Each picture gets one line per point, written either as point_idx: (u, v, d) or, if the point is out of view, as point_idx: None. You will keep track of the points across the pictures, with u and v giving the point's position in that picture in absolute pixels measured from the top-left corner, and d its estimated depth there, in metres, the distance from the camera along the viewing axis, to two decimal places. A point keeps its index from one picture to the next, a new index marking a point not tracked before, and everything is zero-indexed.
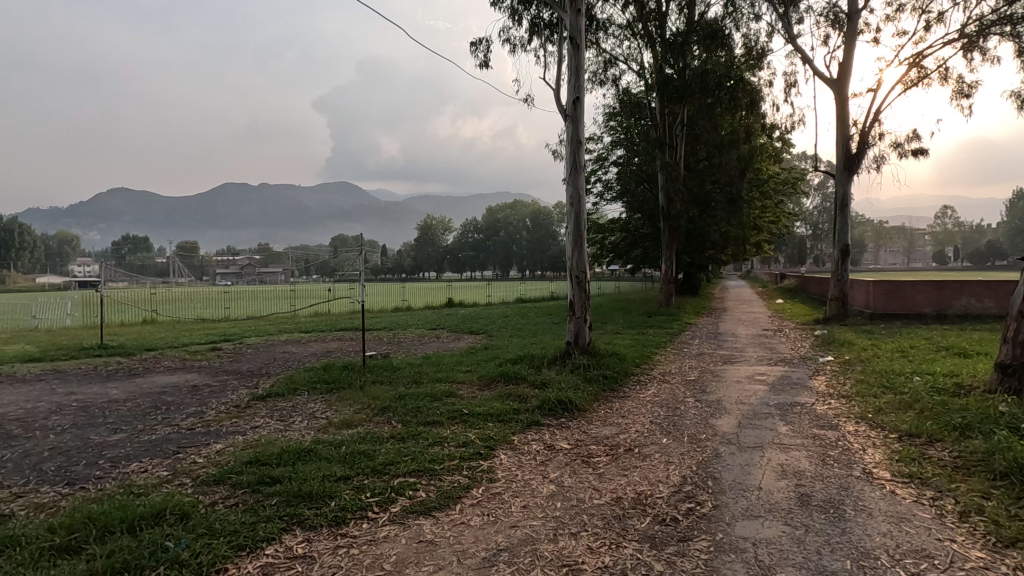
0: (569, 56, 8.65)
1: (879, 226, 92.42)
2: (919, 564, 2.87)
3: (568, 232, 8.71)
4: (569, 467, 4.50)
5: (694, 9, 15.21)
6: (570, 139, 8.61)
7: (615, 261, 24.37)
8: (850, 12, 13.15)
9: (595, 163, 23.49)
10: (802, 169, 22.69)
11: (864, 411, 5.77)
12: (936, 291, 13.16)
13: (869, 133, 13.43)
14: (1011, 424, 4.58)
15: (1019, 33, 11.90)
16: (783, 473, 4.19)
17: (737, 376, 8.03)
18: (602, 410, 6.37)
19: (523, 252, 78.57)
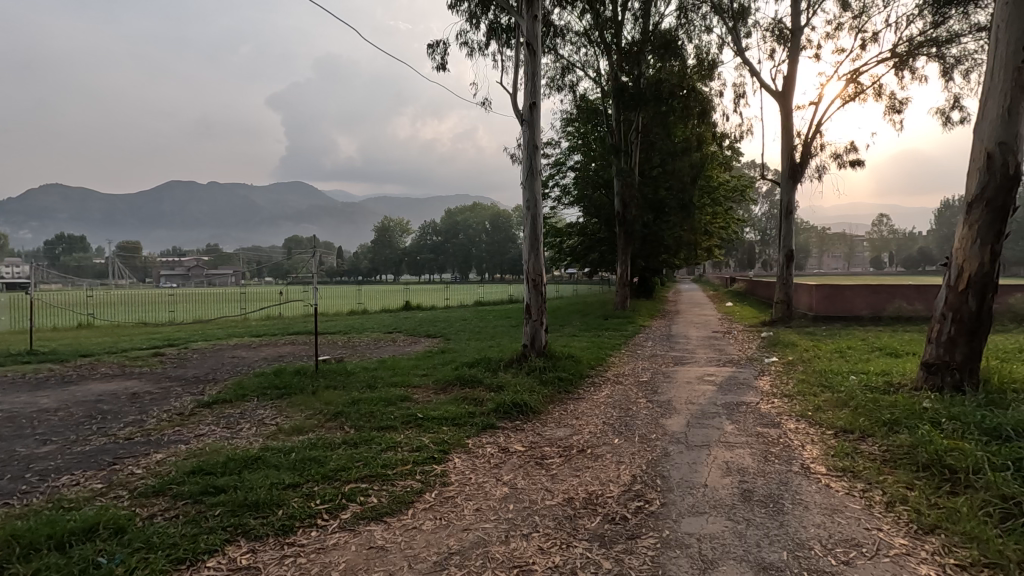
0: (526, 61, 8.74)
1: (822, 233, 97.11)
2: (849, 553, 3.04)
3: (524, 235, 8.77)
4: (522, 470, 4.53)
5: (649, 19, 15.60)
6: (527, 144, 8.69)
7: (573, 264, 24.71)
8: (793, 29, 13.82)
9: (552, 167, 23.79)
10: (749, 177, 23.61)
11: (804, 410, 6.05)
12: (872, 295, 13.95)
13: (812, 144, 14.11)
14: (934, 419, 4.91)
15: (944, 55, 12.80)
16: (727, 471, 4.35)
17: (687, 376, 8.30)
18: (557, 412, 6.46)
19: (483, 256, 78.54)
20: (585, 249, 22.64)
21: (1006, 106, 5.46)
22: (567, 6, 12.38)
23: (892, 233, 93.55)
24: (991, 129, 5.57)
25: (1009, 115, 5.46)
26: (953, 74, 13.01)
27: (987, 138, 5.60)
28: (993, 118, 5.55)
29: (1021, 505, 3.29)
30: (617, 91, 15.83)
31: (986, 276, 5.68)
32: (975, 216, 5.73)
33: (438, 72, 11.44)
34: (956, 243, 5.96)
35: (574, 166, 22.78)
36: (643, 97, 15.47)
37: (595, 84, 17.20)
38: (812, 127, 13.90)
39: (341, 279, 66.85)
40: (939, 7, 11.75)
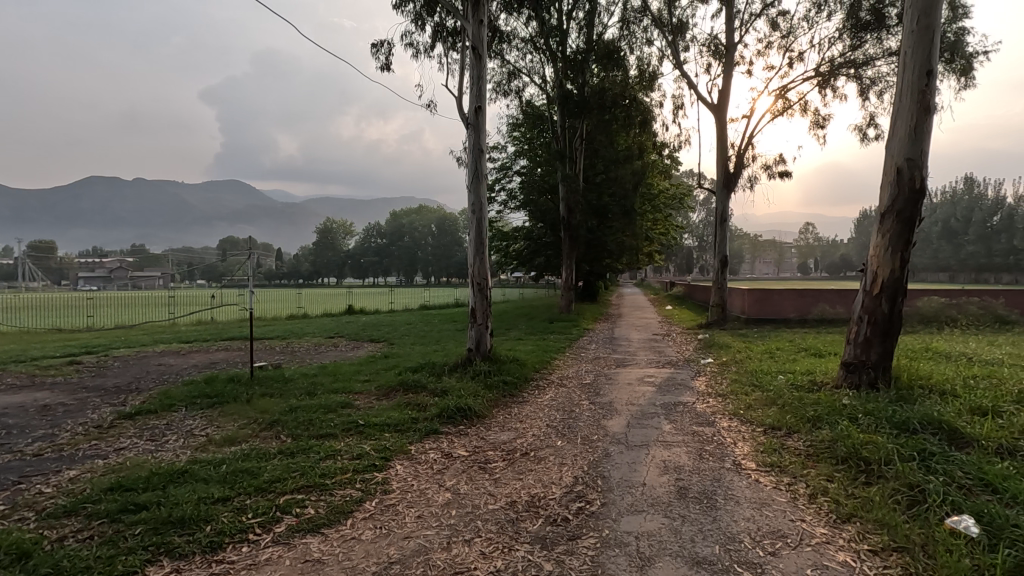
0: (471, 65, 8.74)
1: (754, 239, 102.24)
2: (775, 544, 3.20)
3: (469, 238, 8.74)
4: (465, 475, 4.51)
5: (593, 29, 15.99)
6: (473, 147, 8.68)
7: (519, 268, 24.86)
8: (728, 46, 14.53)
9: (498, 171, 23.90)
10: (688, 185, 24.56)
11: (737, 408, 6.34)
12: (798, 299, 14.79)
13: (744, 155, 14.85)
14: (851, 415, 5.26)
15: (861, 75, 13.79)
16: (665, 469, 4.49)
17: (629, 378, 8.52)
18: (501, 416, 6.47)
19: (429, 259, 77.67)
20: (531, 253, 22.82)
21: (913, 125, 5.95)
22: (513, 12, 12.50)
23: (816, 241, 99.67)
24: (900, 146, 6.04)
25: (916, 133, 5.95)
26: (869, 94, 14.04)
27: (897, 154, 6.08)
28: (902, 136, 6.03)
29: (925, 491, 3.57)
30: (562, 98, 16.10)
31: (896, 282, 6.15)
32: (887, 226, 6.19)
33: (382, 72, 11.26)
34: (870, 251, 6.42)
35: (520, 171, 22.96)
36: (587, 105, 15.81)
37: (540, 90, 17.43)
38: (744, 139, 14.64)
39: (279, 281, 64.33)
40: (856, 31, 12.68)
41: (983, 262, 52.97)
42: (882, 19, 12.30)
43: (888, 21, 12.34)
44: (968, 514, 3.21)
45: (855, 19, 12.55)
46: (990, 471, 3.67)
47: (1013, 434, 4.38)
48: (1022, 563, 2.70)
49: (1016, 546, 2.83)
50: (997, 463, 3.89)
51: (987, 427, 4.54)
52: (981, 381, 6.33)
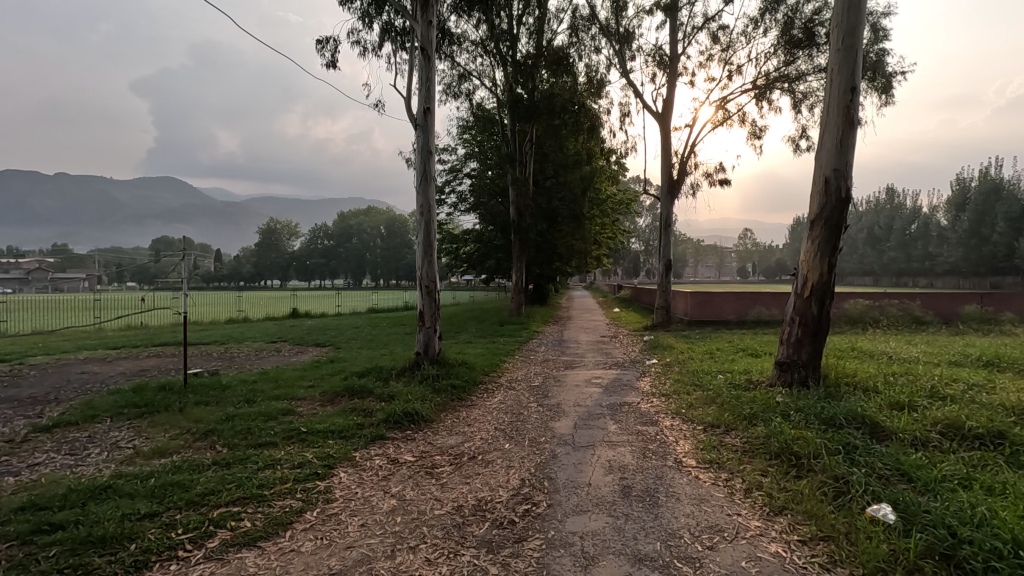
0: (420, 65, 8.64)
1: (697, 244, 106.10)
2: (713, 539, 3.32)
3: (418, 241, 8.62)
4: (411, 480, 4.44)
5: (543, 35, 16.19)
6: (421, 148, 8.58)
7: (469, 271, 24.79)
8: (671, 57, 15.04)
9: (448, 174, 23.77)
10: (634, 191, 25.21)
11: (679, 407, 6.55)
12: (737, 301, 15.45)
13: (687, 163, 15.38)
14: (783, 412, 5.53)
15: (794, 90, 14.58)
16: (610, 469, 4.58)
17: (577, 380, 8.64)
18: (449, 420, 6.42)
19: (378, 261, 76.27)
20: (481, 256, 22.79)
21: (840, 137, 6.33)
22: (463, 15, 12.48)
23: (754, 246, 104.52)
24: (828, 156, 6.41)
25: (843, 145, 6.33)
26: (801, 108, 14.86)
27: (825, 165, 6.46)
28: (830, 147, 6.40)
29: (849, 482, 3.79)
30: (512, 102, 16.20)
31: (825, 284, 6.52)
32: (816, 232, 6.56)
33: (327, 70, 10.97)
34: (802, 255, 6.77)
35: (471, 173, 22.92)
36: (537, 109, 15.96)
37: (490, 94, 17.46)
38: (687, 147, 15.16)
39: (218, 283, 61.52)
40: (789, 47, 13.38)
41: (903, 266, 57.03)
42: (812, 37, 13.06)
43: (818, 39, 13.10)
44: (886, 503, 3.43)
45: (788, 36, 13.27)
46: (905, 462, 3.95)
47: (925, 426, 4.73)
48: (932, 545, 2.90)
49: (927, 529, 3.05)
50: (912, 454, 4.18)
51: (904, 420, 4.88)
52: (900, 377, 6.79)
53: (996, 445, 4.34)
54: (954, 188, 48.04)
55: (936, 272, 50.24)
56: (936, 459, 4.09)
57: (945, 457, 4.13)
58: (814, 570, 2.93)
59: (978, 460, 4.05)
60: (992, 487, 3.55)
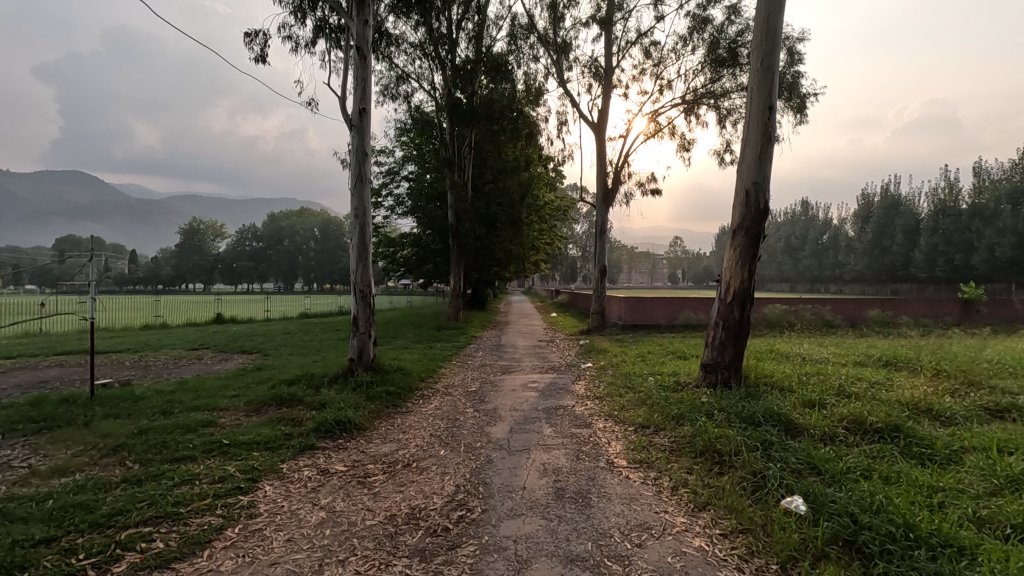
0: (356, 66, 8.46)
1: (631, 251, 109.76)
2: (641, 536, 3.42)
3: (352, 244, 8.40)
4: (342, 491, 4.30)
5: (482, 40, 16.27)
6: (356, 150, 8.37)
7: (406, 275, 24.40)
8: (606, 69, 15.53)
9: (385, 176, 23.36)
10: (571, 198, 25.75)
11: (612, 409, 6.74)
12: (668, 306, 16.11)
13: (621, 172, 15.90)
14: (708, 412, 5.80)
15: (719, 106, 15.43)
16: (544, 471, 4.63)
17: (514, 384, 8.69)
18: (383, 427, 6.27)
19: (311, 264, 73.76)
20: (419, 260, 22.49)
21: (759, 152, 6.74)
22: (401, 16, 12.32)
23: (684, 253, 109.35)
24: (748, 171, 6.82)
25: (761, 160, 6.76)
26: (725, 123, 15.74)
27: (745, 179, 6.86)
28: (749, 162, 6.80)
29: (765, 477, 4.03)
30: (451, 106, 16.17)
31: (745, 291, 6.92)
32: (738, 241, 6.94)
33: (256, 64, 10.50)
34: (724, 263, 7.15)
35: (408, 177, 22.65)
36: (476, 114, 15.98)
37: (429, 97, 17.32)
38: (621, 157, 15.71)
39: (133, 287, 57.31)
40: (715, 65, 14.15)
41: (816, 274, 61.51)
42: (736, 57, 13.86)
43: (741, 59, 13.93)
44: (798, 495, 3.67)
45: (714, 55, 14.04)
46: (815, 456, 4.24)
47: (833, 422, 5.11)
48: (837, 533, 3.13)
49: (833, 518, 3.28)
50: (820, 448, 4.51)
51: (814, 417, 5.24)
52: (811, 377, 7.32)
53: (893, 438, 4.76)
54: (860, 202, 52.35)
55: (845, 280, 54.53)
56: (842, 452, 4.43)
57: (850, 450, 4.48)
58: (733, 562, 3.08)
59: (878, 452, 4.42)
60: (888, 476, 3.88)
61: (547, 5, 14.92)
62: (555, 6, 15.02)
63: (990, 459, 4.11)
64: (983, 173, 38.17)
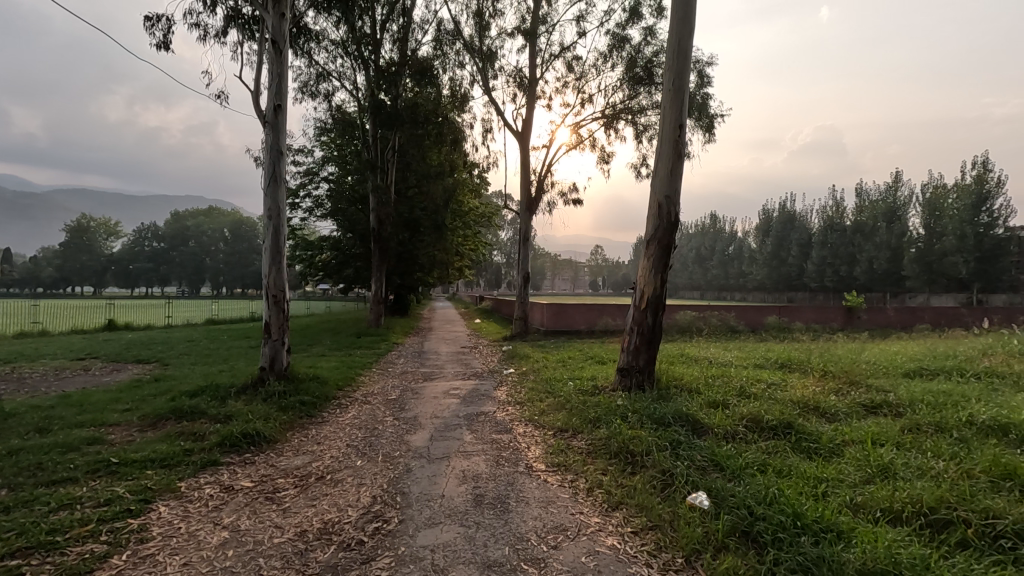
0: (270, 60, 8.07)
1: (554, 259, 112.25)
2: (557, 538, 3.49)
3: (265, 246, 7.95)
4: (248, 508, 4.05)
5: (407, 43, 16.08)
6: (270, 147, 7.97)
7: (325, 280, 23.50)
8: (530, 80, 15.84)
9: (303, 176, 22.41)
10: (495, 205, 25.91)
11: (532, 414, 6.83)
12: (588, 312, 16.60)
13: (543, 181, 16.22)
14: (623, 414, 6.03)
15: (636, 122, 16.17)
16: (463, 479, 4.60)
17: (435, 392, 8.58)
18: (296, 439, 5.98)
19: (219, 267, 69.19)
20: (339, 264, 21.72)
21: (670, 167, 7.13)
22: (322, 12, 11.91)
23: (604, 261, 113.21)
24: (661, 184, 7.19)
25: (672, 175, 7.16)
26: (641, 138, 16.52)
27: (657, 192, 7.23)
28: (662, 176, 7.18)
29: (673, 475, 4.25)
30: (375, 108, 15.83)
31: (658, 297, 7.26)
32: (651, 251, 7.28)
33: (158, 50, 9.72)
34: (639, 272, 7.48)
35: (328, 178, 21.88)
36: (400, 117, 15.75)
37: (351, 97, 16.83)
38: (544, 166, 16.00)
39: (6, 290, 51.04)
40: (633, 83, 14.83)
41: (723, 282, 65.83)
42: (651, 76, 14.63)
43: (656, 78, 14.70)
44: (702, 491, 3.89)
45: (632, 73, 14.72)
46: (719, 453, 4.52)
47: (735, 421, 5.47)
48: (736, 525, 3.35)
49: (733, 510, 3.51)
50: (723, 446, 4.82)
51: (718, 417, 5.60)
52: (717, 379, 7.80)
53: (785, 434, 5.16)
54: (761, 217, 56.69)
55: (748, 288, 58.78)
56: (742, 449, 4.75)
57: (749, 447, 4.82)
58: (643, 558, 3.21)
59: (773, 447, 4.80)
60: (781, 469, 4.22)
61: (473, 13, 14.99)
62: (480, 15, 15.13)
63: (865, 451, 4.57)
64: (864, 194, 42.64)
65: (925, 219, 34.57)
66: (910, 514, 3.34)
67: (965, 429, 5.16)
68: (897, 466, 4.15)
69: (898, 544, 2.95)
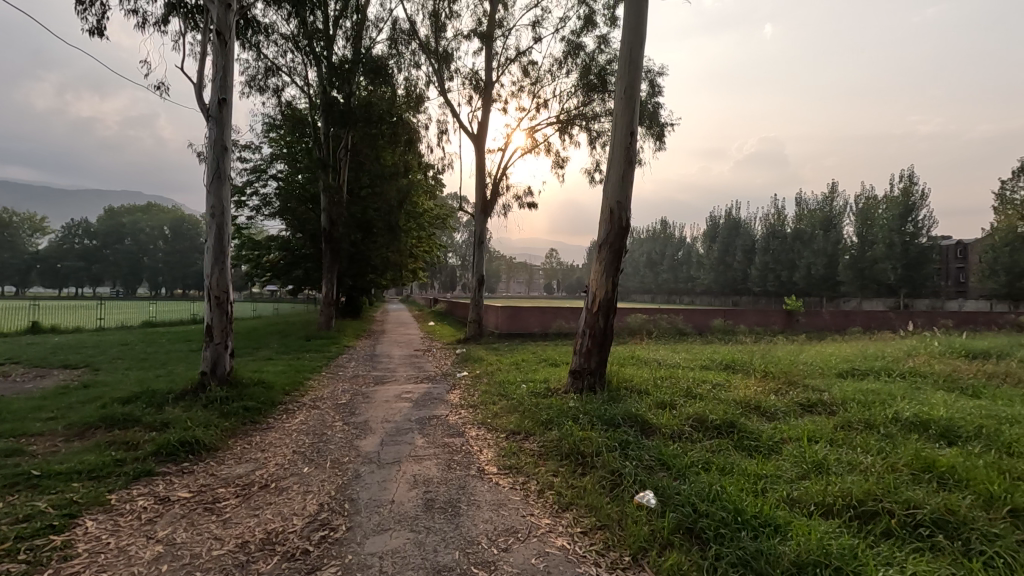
0: (214, 52, 7.75)
1: (509, 261, 112.67)
2: (508, 540, 3.50)
3: (208, 245, 7.61)
4: (185, 520, 3.86)
5: (361, 41, 15.79)
6: (213, 143, 7.65)
7: (273, 281, 22.73)
8: (486, 83, 15.86)
9: (250, 173, 21.63)
10: (450, 207, 25.77)
11: (485, 417, 6.82)
12: (542, 315, 16.73)
13: (499, 184, 16.26)
14: (574, 416, 6.10)
15: (590, 128, 16.44)
16: (414, 483, 4.54)
17: (387, 396, 8.44)
18: (239, 446, 5.74)
19: (158, 266, 65.85)
20: (288, 265, 21.07)
21: (621, 174, 7.29)
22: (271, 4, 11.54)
23: (559, 265, 114.48)
24: (613, 190, 7.35)
25: (623, 181, 7.32)
26: (595, 144, 16.82)
27: (610, 198, 7.38)
28: (614, 182, 7.33)
29: (622, 475, 4.33)
30: (327, 105, 15.44)
31: (610, 300, 7.38)
32: (602, 255, 7.40)
33: (91, 37, 9.16)
34: (590, 275, 7.58)
35: (277, 176, 21.19)
36: (353, 116, 15.42)
37: (302, 93, 16.38)
38: (500, 169, 16.04)
39: None
40: (587, 89, 15.10)
41: (672, 286, 67.79)
42: (604, 84, 14.93)
43: (609, 86, 15.01)
44: (650, 490, 3.98)
45: (586, 79, 14.99)
46: (665, 453, 4.64)
47: (681, 421, 5.64)
48: (681, 522, 3.45)
49: (678, 508, 3.61)
50: (669, 445, 4.96)
51: (665, 417, 5.76)
52: (665, 380, 8.03)
53: (729, 433, 5.36)
54: (708, 223, 58.75)
55: (696, 292, 60.73)
56: (687, 448, 4.90)
57: (694, 446, 4.98)
58: (592, 558, 3.26)
59: (718, 446, 4.97)
60: (724, 467, 4.38)
61: (429, 13, 14.89)
62: (436, 16, 15.04)
63: (801, 448, 4.80)
64: (803, 203, 44.91)
65: (857, 227, 36.74)
66: (840, 507, 3.54)
67: (890, 425, 5.51)
68: (831, 461, 4.38)
69: (829, 536, 3.11)
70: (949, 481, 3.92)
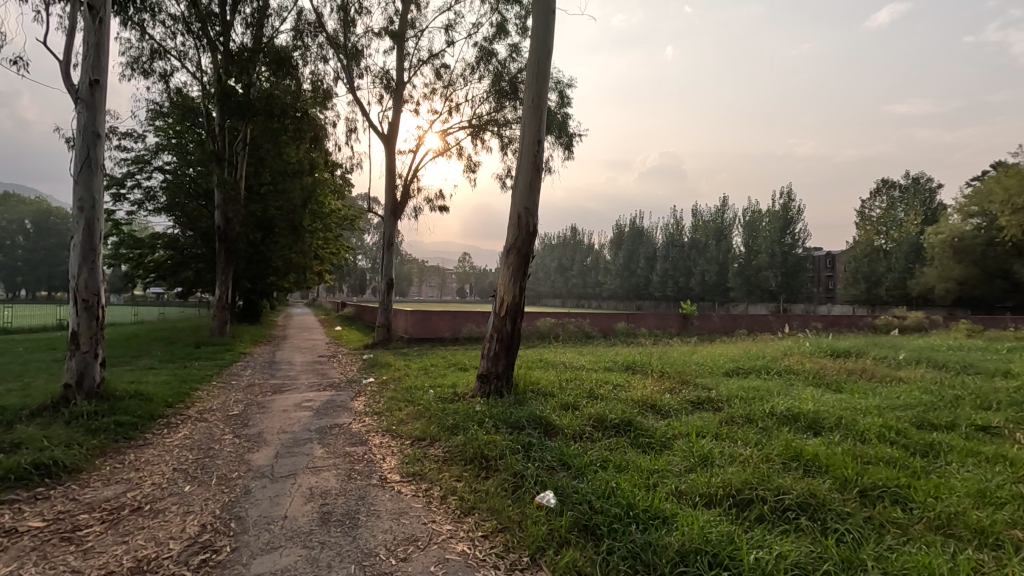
0: (84, 27, 6.94)
1: (421, 265, 111.13)
2: (407, 549, 3.42)
3: (75, 242, 6.80)
4: (35, 553, 3.40)
5: (262, 29, 14.89)
6: (82, 129, 6.85)
7: (158, 283, 20.77)
8: (398, 83, 15.57)
9: (130, 163, 19.64)
10: (357, 208, 24.98)
11: (390, 424, 6.64)
12: (451, 319, 16.66)
13: (410, 186, 15.98)
14: (480, 420, 6.10)
15: (502, 135, 16.66)
16: (310, 497, 4.32)
17: (284, 405, 7.97)
18: (108, 466, 5.16)
19: (18, 265, 57.84)
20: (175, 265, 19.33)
21: (530, 180, 7.42)
22: None
23: (472, 270, 114.59)
24: (520, 197, 7.46)
25: (530, 188, 7.45)
26: (506, 150, 17.04)
27: (517, 204, 7.48)
28: (523, 188, 7.44)
29: (524, 477, 4.39)
30: (222, 94, 14.36)
31: (516, 304, 7.49)
32: (511, 260, 7.47)
33: None
34: (498, 280, 7.63)
35: (164, 168, 19.42)
36: (251, 108, 14.20)
37: (194, 80, 15.14)
38: (411, 171, 15.78)
39: None
40: (498, 96, 15.29)
41: (581, 291, 70.27)
42: (515, 91, 15.18)
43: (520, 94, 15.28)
44: (550, 490, 4.06)
45: (498, 87, 15.16)
46: (566, 453, 4.77)
47: (582, 421, 5.83)
48: (577, 520, 3.55)
49: (575, 507, 3.72)
50: (570, 445, 5.11)
51: (568, 418, 5.93)
52: (569, 382, 8.27)
53: (625, 431, 5.62)
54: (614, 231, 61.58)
55: (603, 297, 63.36)
56: (587, 447, 5.07)
57: (594, 446, 5.15)
58: (491, 561, 3.27)
59: (615, 444, 5.19)
60: (619, 464, 4.57)
61: (337, 7, 14.35)
62: (345, 10, 14.54)
63: (690, 443, 5.14)
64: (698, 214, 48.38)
65: (745, 238, 40.15)
66: (721, 497, 3.82)
67: (766, 418, 6.05)
68: (714, 454, 4.73)
69: (710, 524, 3.34)
70: (812, 467, 4.37)
